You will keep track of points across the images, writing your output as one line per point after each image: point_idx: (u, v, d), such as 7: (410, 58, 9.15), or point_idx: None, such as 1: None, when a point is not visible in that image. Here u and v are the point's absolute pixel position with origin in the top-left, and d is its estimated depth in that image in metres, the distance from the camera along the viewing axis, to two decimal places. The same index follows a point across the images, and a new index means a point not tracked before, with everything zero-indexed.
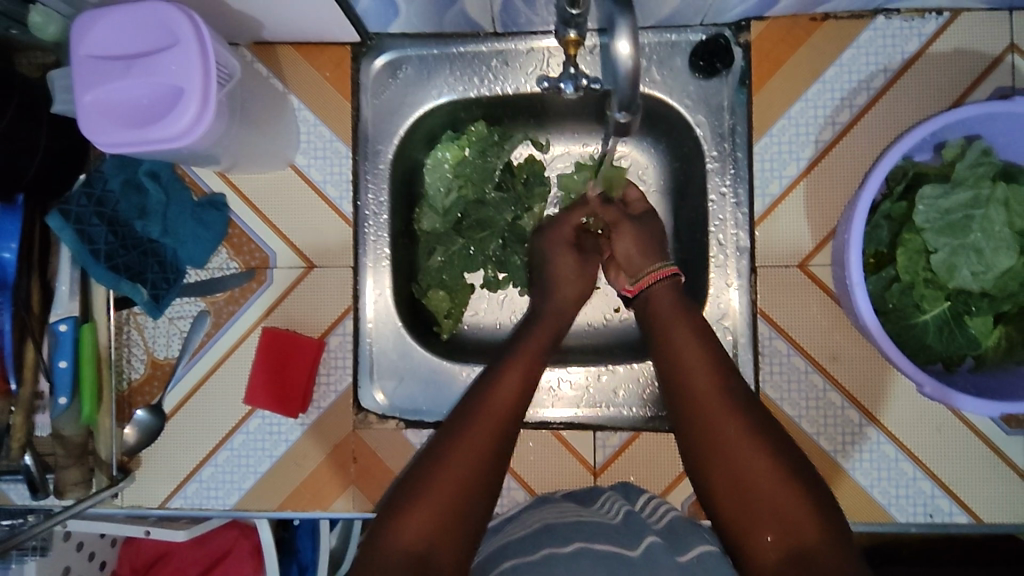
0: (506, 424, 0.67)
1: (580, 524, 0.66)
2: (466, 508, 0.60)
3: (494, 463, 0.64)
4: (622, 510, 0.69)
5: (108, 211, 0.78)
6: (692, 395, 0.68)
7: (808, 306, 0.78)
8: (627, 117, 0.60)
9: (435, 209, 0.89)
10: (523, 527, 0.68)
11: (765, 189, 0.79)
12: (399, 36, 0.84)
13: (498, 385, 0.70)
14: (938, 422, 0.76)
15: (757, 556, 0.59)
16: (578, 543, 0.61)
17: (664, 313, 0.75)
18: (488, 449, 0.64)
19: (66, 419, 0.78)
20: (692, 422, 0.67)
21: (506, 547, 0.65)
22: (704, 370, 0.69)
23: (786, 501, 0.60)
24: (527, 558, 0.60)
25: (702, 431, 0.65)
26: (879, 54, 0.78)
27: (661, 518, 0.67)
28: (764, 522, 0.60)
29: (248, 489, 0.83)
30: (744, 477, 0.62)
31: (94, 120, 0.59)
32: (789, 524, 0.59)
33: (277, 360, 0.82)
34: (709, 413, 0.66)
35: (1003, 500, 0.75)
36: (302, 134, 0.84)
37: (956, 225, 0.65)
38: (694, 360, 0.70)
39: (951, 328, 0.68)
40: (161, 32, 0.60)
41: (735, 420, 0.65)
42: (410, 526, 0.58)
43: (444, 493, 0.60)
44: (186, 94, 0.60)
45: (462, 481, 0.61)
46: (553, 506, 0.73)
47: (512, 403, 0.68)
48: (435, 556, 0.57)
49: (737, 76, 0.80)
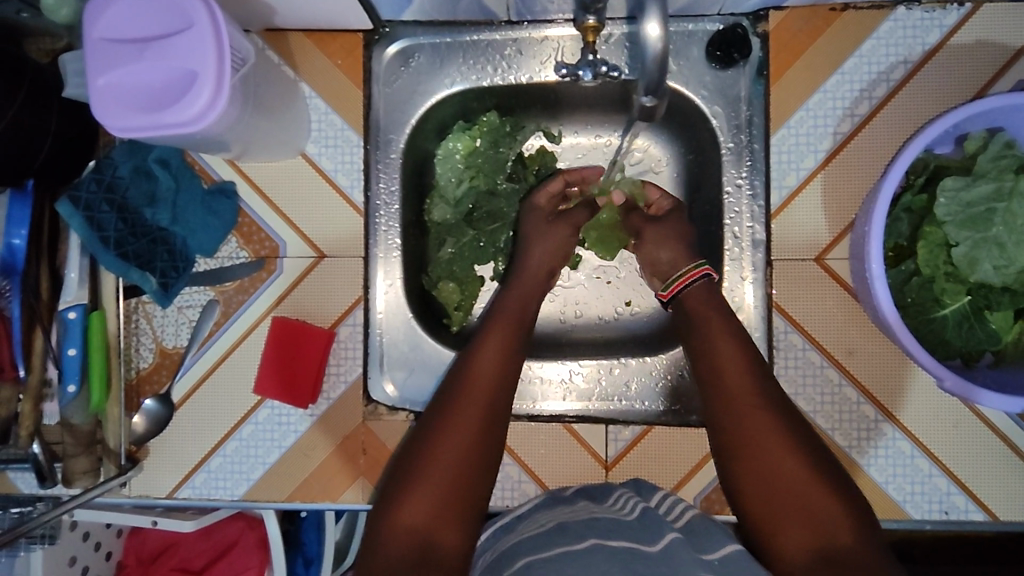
0: (492, 405, 0.67)
1: (593, 521, 0.65)
2: (471, 485, 0.64)
3: (491, 438, 0.66)
4: (638, 508, 0.69)
5: (118, 198, 0.78)
6: (726, 387, 0.67)
7: (824, 300, 0.77)
8: (652, 102, 0.59)
9: (446, 200, 0.88)
10: (535, 526, 0.67)
11: (782, 181, 0.78)
12: (412, 24, 0.83)
13: (490, 357, 0.71)
14: (955, 418, 0.75)
15: (784, 555, 0.60)
16: (592, 540, 0.61)
17: (695, 307, 0.73)
18: (484, 424, 0.66)
19: (75, 408, 0.77)
20: (725, 415, 0.66)
21: (520, 543, 0.64)
22: (739, 358, 0.68)
23: (815, 497, 0.61)
24: (542, 556, 0.59)
25: (734, 423, 0.65)
26: (899, 45, 0.76)
27: (680, 517, 0.66)
28: (791, 519, 0.60)
29: (256, 480, 0.83)
30: (773, 470, 0.62)
31: (108, 103, 0.59)
32: (818, 523, 0.59)
33: (288, 349, 0.82)
34: (741, 405, 0.65)
35: (1020, 498, 0.74)
36: (313, 122, 0.83)
37: (978, 218, 0.64)
38: (728, 351, 0.68)
39: (971, 323, 0.67)
40: (176, 15, 0.59)
41: (764, 411, 0.65)
42: (419, 502, 0.61)
43: (447, 470, 0.63)
44: (201, 78, 0.59)
45: (464, 458, 0.64)
46: (566, 505, 0.72)
47: (497, 374, 0.69)
48: (441, 530, 0.61)
49: (754, 66, 0.79)
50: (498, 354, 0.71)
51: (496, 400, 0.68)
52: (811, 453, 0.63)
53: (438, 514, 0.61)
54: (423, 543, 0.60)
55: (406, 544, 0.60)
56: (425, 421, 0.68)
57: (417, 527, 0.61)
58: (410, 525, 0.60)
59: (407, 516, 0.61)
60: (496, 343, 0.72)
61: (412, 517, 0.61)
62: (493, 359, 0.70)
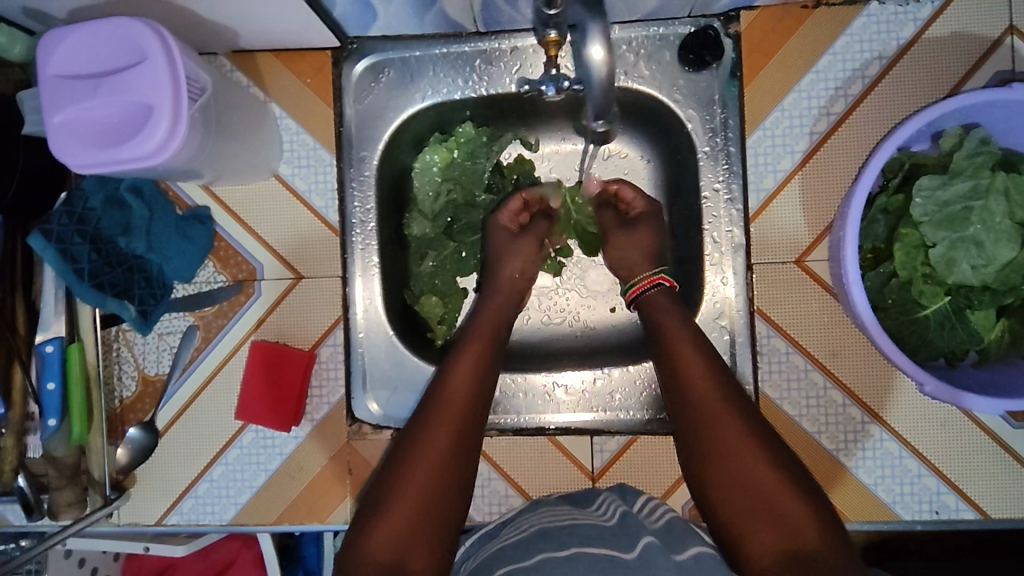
0: (459, 426, 0.65)
1: (574, 527, 0.65)
2: (444, 507, 0.61)
3: (462, 450, 0.64)
4: (618, 512, 0.68)
5: (91, 229, 0.76)
6: (695, 403, 0.66)
7: (807, 303, 0.76)
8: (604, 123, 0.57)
9: (424, 215, 0.87)
10: (517, 532, 0.67)
11: (759, 184, 0.77)
12: (381, 39, 0.82)
13: (464, 374, 0.69)
14: (941, 418, 0.74)
15: (753, 556, 0.58)
16: (572, 548, 0.60)
17: (673, 323, 0.72)
18: (456, 442, 0.64)
19: (57, 441, 0.76)
20: (698, 422, 0.65)
21: (503, 550, 0.64)
22: (709, 373, 0.67)
23: (786, 504, 0.59)
24: (522, 564, 0.59)
25: (707, 425, 0.64)
26: (874, 41, 0.75)
27: (659, 518, 0.66)
28: (759, 522, 0.59)
29: (244, 503, 0.83)
30: (750, 485, 0.61)
31: (64, 141, 0.57)
32: (786, 523, 0.58)
33: (268, 373, 0.81)
34: (712, 408, 0.64)
35: (1009, 495, 0.74)
36: (286, 143, 0.83)
37: (955, 217, 0.63)
38: (696, 370, 0.67)
39: (952, 323, 0.66)
40: (128, 48, 0.56)
41: (733, 414, 0.64)
42: (386, 531, 0.59)
43: (414, 487, 0.61)
44: (156, 111, 0.56)
45: (435, 476, 0.62)
46: (548, 509, 0.72)
47: (467, 392, 0.68)
48: (413, 551, 0.58)
49: (728, 68, 0.78)
50: (473, 369, 0.70)
51: (469, 416, 0.66)
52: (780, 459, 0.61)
53: (410, 535, 0.59)
54: (392, 568, 0.57)
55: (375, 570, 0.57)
56: (394, 450, 0.65)
57: (390, 532, 0.59)
58: (380, 552, 0.58)
59: (376, 542, 0.58)
60: (472, 360, 0.71)
61: (383, 540, 0.58)
62: (469, 374, 0.69)
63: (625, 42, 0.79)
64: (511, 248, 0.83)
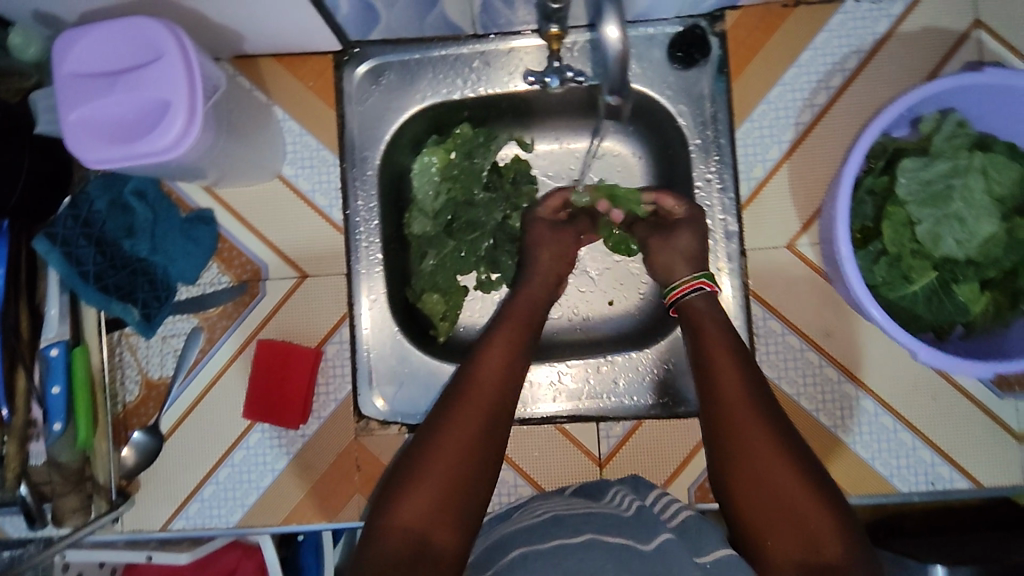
0: (489, 407, 0.68)
1: (590, 515, 0.66)
2: (471, 483, 0.63)
3: (490, 432, 0.67)
4: (634, 505, 0.68)
5: (96, 232, 0.77)
6: (719, 379, 0.69)
7: (800, 286, 0.79)
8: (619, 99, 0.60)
9: (425, 213, 0.89)
10: (531, 517, 0.68)
11: (749, 173, 0.81)
12: (380, 43, 0.85)
13: (495, 360, 0.72)
14: (932, 391, 0.78)
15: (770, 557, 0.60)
16: (588, 535, 0.61)
17: (699, 304, 0.75)
18: (485, 422, 0.67)
19: (62, 446, 0.76)
20: (721, 415, 0.67)
21: (515, 534, 0.66)
22: (732, 354, 0.70)
23: (805, 496, 0.61)
24: (540, 548, 0.60)
25: (729, 421, 0.66)
26: (851, 36, 0.80)
27: (674, 516, 0.65)
28: (777, 516, 0.61)
29: (251, 505, 0.82)
30: (768, 467, 0.63)
31: (81, 137, 0.58)
32: (807, 530, 0.60)
33: (273, 370, 0.82)
34: (733, 394, 0.67)
35: (999, 463, 0.77)
36: (289, 145, 0.84)
37: (938, 195, 0.66)
38: (722, 350, 0.71)
39: (939, 297, 0.69)
40: (144, 47, 0.58)
41: (753, 411, 0.66)
42: (414, 503, 0.61)
43: (444, 465, 0.63)
44: (172, 106, 0.58)
45: (462, 454, 0.64)
46: (562, 499, 0.73)
47: (497, 377, 0.70)
48: (440, 525, 0.61)
49: (715, 65, 0.82)
50: (504, 357, 0.72)
51: (499, 400, 0.69)
52: (797, 455, 0.64)
53: (437, 509, 0.61)
54: (418, 541, 0.60)
55: (401, 542, 0.60)
56: (425, 424, 0.68)
57: (413, 526, 0.60)
58: (408, 521, 0.60)
59: (405, 512, 0.61)
60: (503, 346, 0.73)
61: (411, 512, 0.61)
62: (499, 362, 0.72)
63: None
64: (547, 239, 0.84)
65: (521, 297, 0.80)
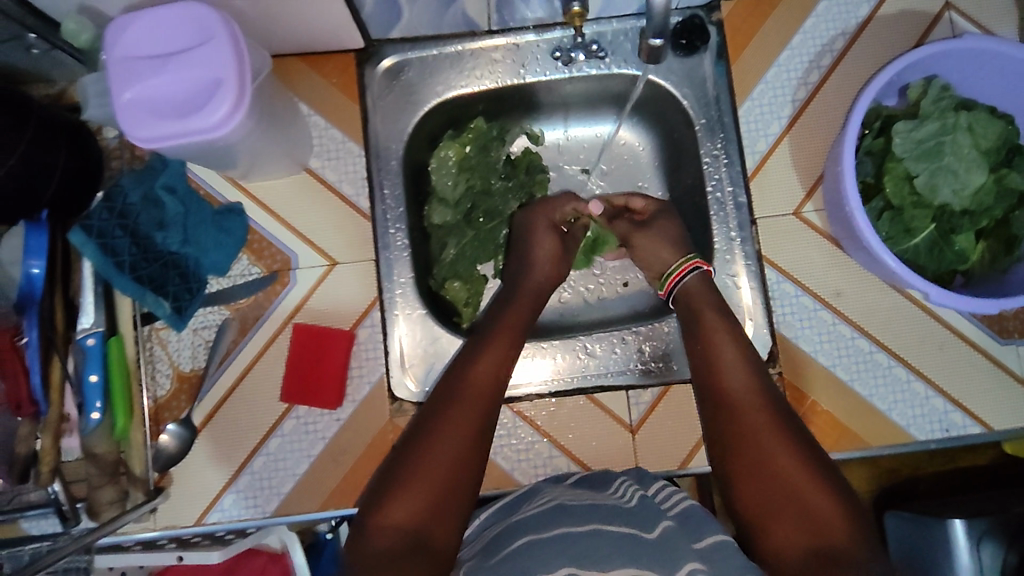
0: (487, 407, 0.69)
1: (595, 507, 0.66)
2: (461, 484, 0.64)
3: (482, 435, 0.68)
4: (636, 495, 0.69)
5: (130, 224, 0.79)
6: (719, 375, 0.72)
7: (808, 249, 0.85)
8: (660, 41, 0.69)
9: (445, 202, 0.91)
10: (535, 506, 0.69)
11: (754, 147, 0.87)
12: (399, 41, 0.89)
13: (491, 362, 0.73)
14: (939, 342, 0.82)
15: (777, 550, 0.61)
16: (593, 524, 0.62)
17: (707, 297, 0.79)
18: (482, 423, 0.68)
19: (99, 436, 0.76)
20: (717, 405, 0.71)
21: (521, 522, 0.66)
22: (732, 350, 0.73)
23: (807, 490, 0.62)
24: (545, 535, 0.61)
25: (729, 415, 0.69)
26: (837, 20, 0.87)
27: (675, 504, 0.67)
28: (780, 511, 0.62)
29: (287, 493, 0.82)
30: (768, 462, 0.65)
31: (134, 114, 0.61)
32: (813, 522, 0.60)
33: (311, 353, 0.84)
34: (732, 392, 0.70)
35: (1006, 406, 0.81)
36: (315, 138, 0.88)
37: (930, 151, 0.72)
38: (723, 346, 0.74)
39: (940, 247, 0.74)
40: (195, 30, 0.61)
41: (756, 406, 0.69)
42: (406, 501, 0.62)
43: (439, 465, 0.64)
44: (224, 85, 0.61)
45: (456, 453, 0.65)
46: (568, 489, 0.74)
47: (493, 381, 0.71)
48: (433, 523, 0.61)
49: (714, 50, 0.88)
50: (499, 360, 0.73)
51: (491, 405, 0.70)
52: (800, 446, 0.65)
53: (431, 508, 0.62)
54: (411, 538, 0.60)
55: (393, 537, 0.60)
56: (422, 420, 0.69)
57: (405, 523, 0.61)
58: (399, 518, 0.61)
59: (396, 510, 0.62)
60: (499, 347, 0.75)
61: (404, 510, 0.61)
62: (494, 363, 0.73)
63: (622, 33, 0.88)
64: (548, 245, 0.85)
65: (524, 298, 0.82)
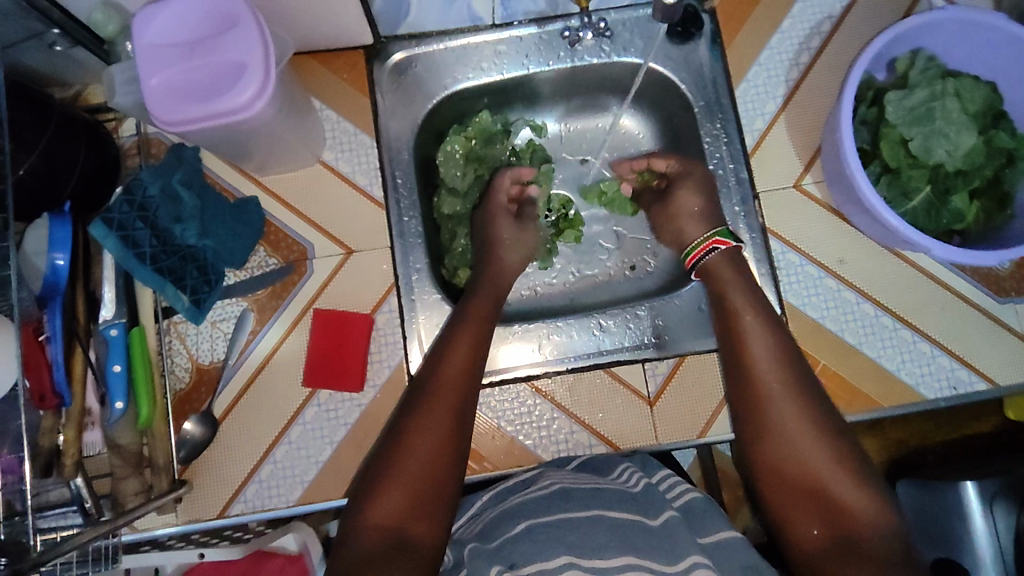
0: (461, 401, 0.70)
1: (598, 491, 0.68)
2: (439, 481, 0.64)
3: (458, 431, 0.68)
4: (642, 481, 0.72)
5: (151, 216, 0.78)
6: (748, 361, 0.72)
7: (811, 220, 0.88)
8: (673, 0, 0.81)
9: (454, 193, 0.94)
10: (539, 488, 0.70)
11: (752, 125, 0.90)
12: (406, 38, 0.92)
13: (461, 357, 0.73)
14: (942, 303, 0.85)
15: (799, 534, 0.64)
16: (593, 511, 0.63)
17: (729, 274, 0.79)
18: (457, 418, 0.69)
19: (123, 426, 0.76)
20: (741, 395, 0.71)
21: (523, 504, 0.67)
22: (762, 334, 0.73)
23: (832, 479, 0.64)
24: (544, 519, 0.63)
25: (757, 402, 0.70)
26: (822, 4, 0.92)
27: (679, 495, 0.70)
28: (803, 499, 0.64)
29: (310, 480, 0.82)
30: (793, 450, 0.66)
31: (164, 99, 0.63)
32: (836, 510, 0.63)
33: (332, 338, 0.85)
34: (761, 378, 0.70)
35: (1010, 362, 0.84)
36: (328, 132, 0.90)
37: (922, 116, 0.76)
38: (753, 333, 0.73)
39: (937, 208, 0.78)
40: (222, 18, 0.64)
41: (785, 394, 0.69)
42: (386, 501, 0.63)
43: (415, 463, 0.64)
44: (249, 68, 0.63)
45: (431, 450, 0.65)
46: (569, 472, 0.75)
47: (463, 377, 0.72)
48: (415, 520, 0.62)
49: (708, 37, 0.92)
50: (468, 352, 0.74)
51: (464, 401, 0.70)
52: (827, 434, 0.66)
53: (412, 506, 0.63)
54: (395, 537, 0.61)
55: (376, 538, 0.60)
56: (397, 421, 0.69)
57: (388, 523, 0.61)
58: (380, 519, 0.62)
59: (379, 511, 0.62)
60: (469, 340, 0.75)
61: (382, 511, 0.62)
62: (465, 357, 0.73)
63: (620, 22, 0.92)
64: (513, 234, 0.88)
65: (484, 290, 0.82)
